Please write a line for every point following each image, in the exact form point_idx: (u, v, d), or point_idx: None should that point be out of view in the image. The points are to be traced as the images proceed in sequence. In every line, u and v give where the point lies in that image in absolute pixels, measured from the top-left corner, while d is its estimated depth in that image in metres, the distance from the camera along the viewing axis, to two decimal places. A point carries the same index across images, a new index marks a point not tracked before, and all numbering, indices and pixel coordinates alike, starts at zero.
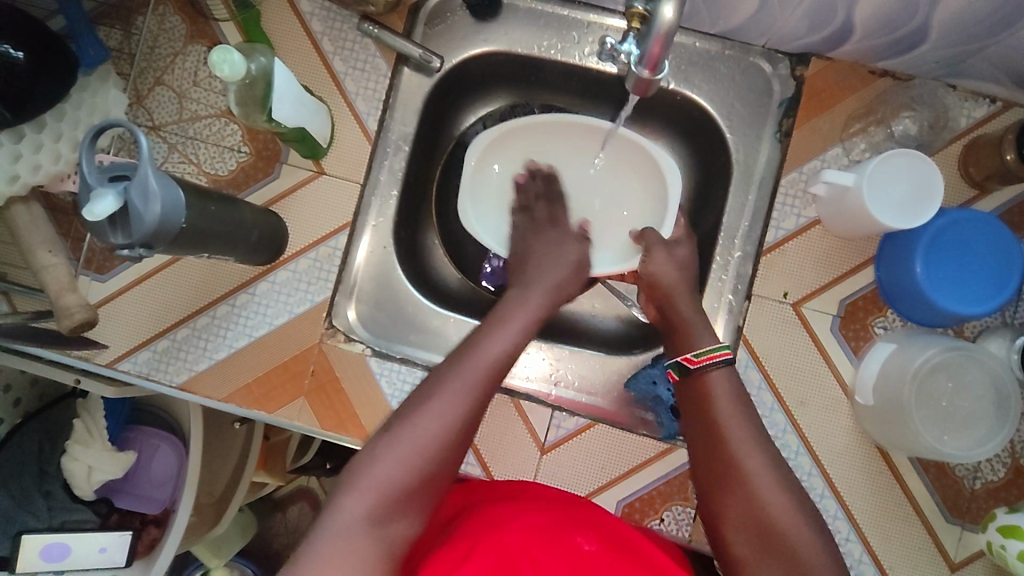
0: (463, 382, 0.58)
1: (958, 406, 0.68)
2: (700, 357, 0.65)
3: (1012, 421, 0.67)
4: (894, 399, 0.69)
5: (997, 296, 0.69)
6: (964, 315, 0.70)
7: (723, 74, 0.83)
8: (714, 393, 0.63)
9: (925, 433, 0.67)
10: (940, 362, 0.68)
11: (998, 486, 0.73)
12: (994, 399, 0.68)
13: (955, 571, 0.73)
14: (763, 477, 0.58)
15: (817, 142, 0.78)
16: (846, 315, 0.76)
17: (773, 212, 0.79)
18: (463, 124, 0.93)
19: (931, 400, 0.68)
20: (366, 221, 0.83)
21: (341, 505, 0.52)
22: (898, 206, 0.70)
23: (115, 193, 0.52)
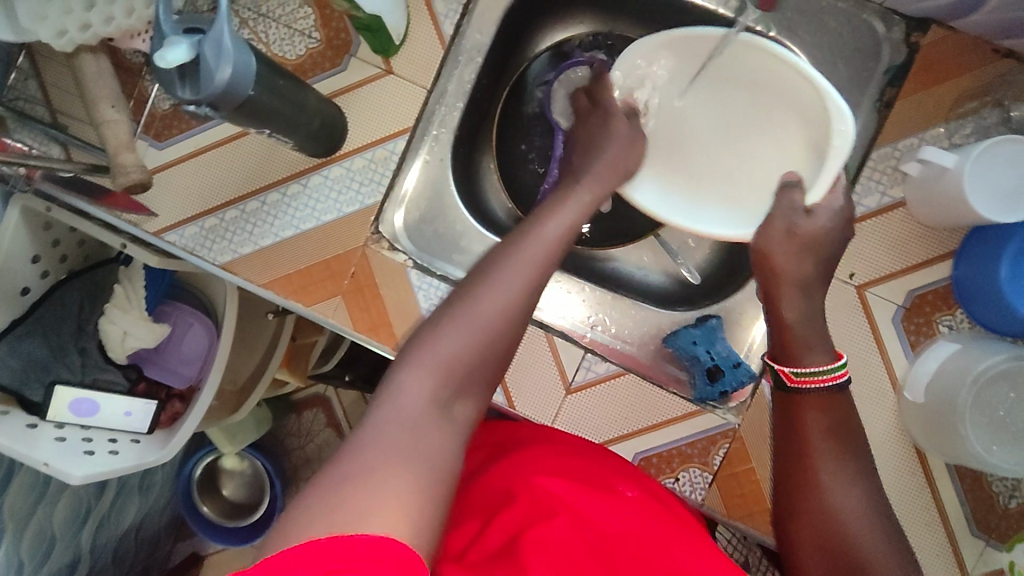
0: (522, 263, 0.56)
1: (1015, 419, 0.64)
2: (800, 376, 0.60)
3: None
4: (948, 400, 0.66)
5: None
6: None
7: (830, 29, 0.76)
8: (807, 414, 0.60)
9: (974, 442, 0.64)
10: (1008, 370, 0.64)
11: None
12: None
13: None
14: (844, 494, 0.55)
15: (918, 119, 0.72)
16: (911, 308, 0.72)
17: (856, 186, 0.74)
18: (541, 46, 0.89)
19: (986, 407, 0.64)
20: (427, 130, 0.80)
21: (402, 382, 0.49)
22: (1000, 196, 0.64)
23: (188, 44, 0.49)
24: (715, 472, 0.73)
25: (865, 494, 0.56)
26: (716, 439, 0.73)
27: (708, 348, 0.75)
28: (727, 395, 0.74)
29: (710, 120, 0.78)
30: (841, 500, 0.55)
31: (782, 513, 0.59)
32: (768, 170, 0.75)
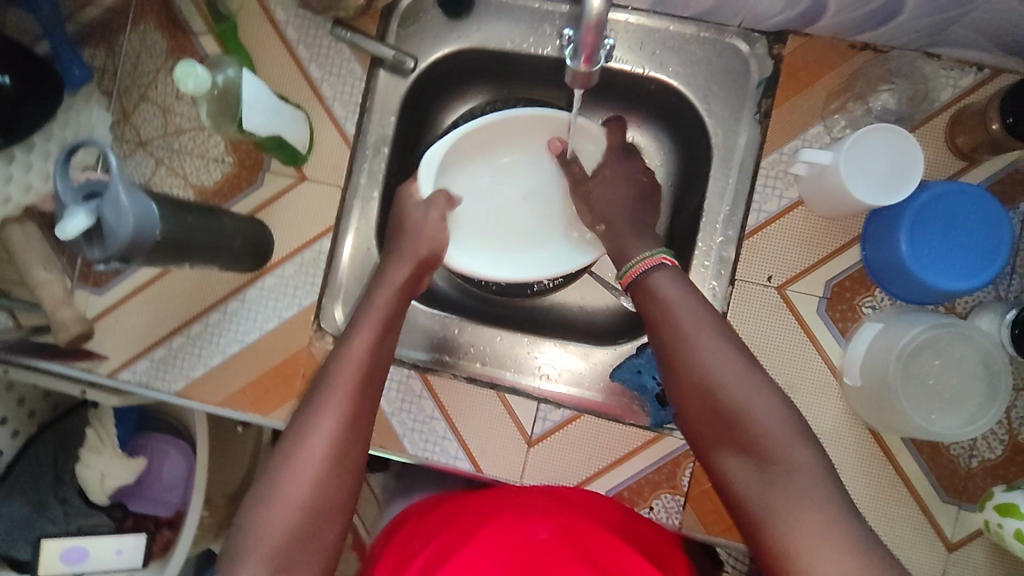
0: (333, 402, 0.60)
1: (945, 384, 0.67)
2: (627, 274, 0.70)
3: (1002, 398, 0.66)
4: (880, 378, 0.68)
5: (983, 271, 0.67)
6: (952, 291, 0.68)
7: (699, 57, 0.81)
8: (659, 290, 0.65)
9: (912, 414, 0.66)
10: (928, 339, 0.66)
11: (996, 464, 0.72)
12: (983, 376, 0.66)
13: (952, 552, 0.71)
14: (711, 346, 0.59)
15: (797, 121, 0.76)
16: (833, 297, 0.75)
17: (755, 194, 0.77)
18: (445, 122, 0.94)
19: (916, 378, 0.66)
20: (349, 224, 0.84)
21: (243, 560, 0.52)
22: (877, 181, 0.68)
23: (87, 210, 0.54)
24: (685, 493, 0.75)
25: (727, 343, 0.59)
26: (679, 460, 0.75)
27: (652, 373, 0.79)
28: None
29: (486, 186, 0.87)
30: (708, 352, 0.58)
31: (665, 375, 0.61)
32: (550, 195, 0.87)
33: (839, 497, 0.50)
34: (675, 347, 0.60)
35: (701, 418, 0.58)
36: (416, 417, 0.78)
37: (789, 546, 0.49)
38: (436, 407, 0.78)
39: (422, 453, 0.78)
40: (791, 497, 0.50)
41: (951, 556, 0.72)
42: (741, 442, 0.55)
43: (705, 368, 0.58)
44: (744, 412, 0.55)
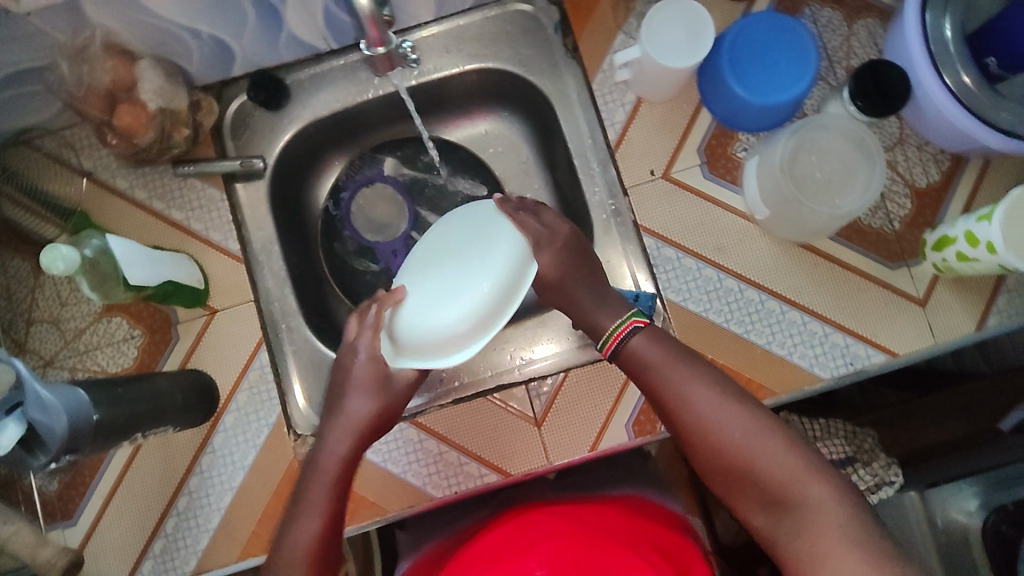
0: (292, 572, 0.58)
1: (829, 172, 0.73)
2: (611, 338, 0.67)
3: (877, 155, 0.72)
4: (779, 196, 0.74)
5: (805, 71, 0.75)
6: (793, 100, 0.75)
7: (497, 33, 0.88)
8: (650, 360, 0.65)
9: (818, 208, 0.72)
10: (796, 145, 0.74)
11: (913, 216, 0.78)
12: (853, 147, 0.73)
13: (926, 305, 0.77)
14: (724, 419, 0.62)
15: (601, 39, 0.84)
16: (709, 159, 0.81)
17: (602, 114, 0.84)
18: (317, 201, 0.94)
19: (805, 180, 0.73)
20: (277, 329, 0.83)
21: None
22: (683, 47, 0.74)
23: (15, 420, 0.54)
24: None
25: (738, 408, 0.63)
26: None
27: None
28: None
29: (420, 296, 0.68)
30: (723, 422, 0.62)
31: (685, 446, 0.65)
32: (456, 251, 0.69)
33: (849, 513, 0.58)
34: (681, 412, 0.63)
35: (728, 481, 0.63)
36: (426, 460, 0.77)
37: (800, 559, 0.58)
38: (440, 441, 0.78)
39: (449, 489, 0.77)
40: (818, 531, 0.58)
41: (927, 309, 0.77)
42: (761, 487, 0.61)
43: (726, 443, 0.62)
44: (768, 469, 0.61)
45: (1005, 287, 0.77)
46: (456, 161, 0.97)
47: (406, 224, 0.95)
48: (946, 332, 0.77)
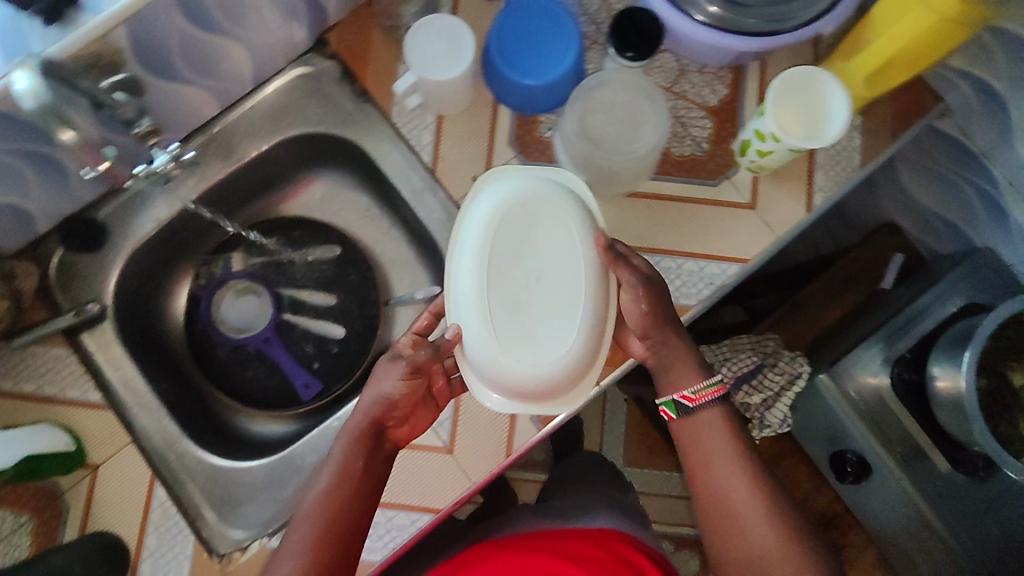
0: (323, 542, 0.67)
1: (621, 124, 0.77)
2: (698, 395, 0.73)
3: (657, 93, 0.76)
4: (585, 160, 0.77)
5: (569, 40, 0.78)
6: (570, 69, 0.78)
7: (289, 103, 0.87)
8: (700, 436, 0.72)
9: (619, 158, 0.75)
10: (582, 110, 0.77)
11: (716, 133, 0.84)
12: (632, 94, 0.77)
13: (757, 207, 0.82)
14: (749, 505, 0.69)
15: (383, 75, 0.84)
16: (522, 148, 0.84)
17: (411, 142, 0.85)
18: (175, 321, 0.92)
19: (601, 139, 0.76)
20: (169, 461, 0.80)
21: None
22: (446, 59, 0.76)
23: None
24: None
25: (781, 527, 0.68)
26: None
27: None
28: None
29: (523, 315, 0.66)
30: (743, 505, 0.69)
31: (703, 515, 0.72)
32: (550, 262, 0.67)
33: None
34: (706, 483, 0.72)
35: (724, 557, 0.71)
36: None
37: None
38: None
39: (388, 547, 0.76)
40: None
41: (759, 210, 0.82)
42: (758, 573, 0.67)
43: (738, 523, 0.69)
44: (760, 554, 0.68)
45: (819, 165, 0.82)
46: (302, 235, 0.96)
47: (271, 308, 0.93)
48: (783, 222, 0.82)
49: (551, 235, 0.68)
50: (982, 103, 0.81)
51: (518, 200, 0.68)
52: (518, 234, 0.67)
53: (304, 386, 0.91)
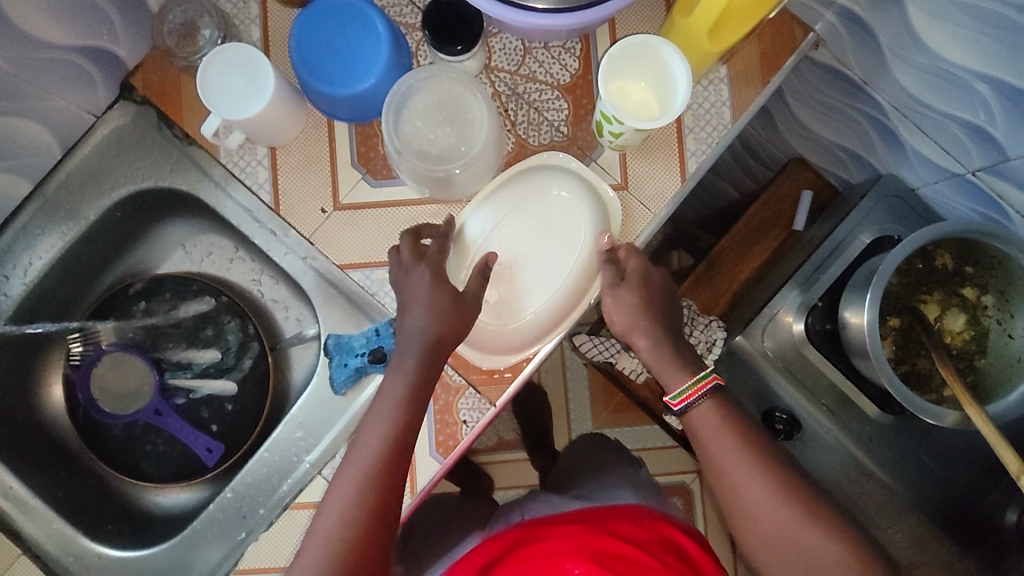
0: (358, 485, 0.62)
1: (442, 127, 0.69)
2: (692, 390, 0.70)
3: (473, 85, 0.69)
4: (416, 174, 0.69)
5: (377, 31, 0.71)
6: (390, 62, 0.71)
7: (111, 160, 0.80)
8: (707, 427, 0.69)
9: (452, 164, 0.68)
10: (397, 120, 0.68)
11: (573, 111, 0.77)
12: (445, 90, 0.69)
13: (629, 186, 0.76)
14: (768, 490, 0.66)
15: (200, 114, 0.77)
16: (368, 166, 0.76)
17: (247, 182, 0.78)
18: (51, 411, 0.85)
19: (426, 148, 0.68)
20: (66, 562, 0.79)
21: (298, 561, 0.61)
22: (245, 91, 0.69)
23: None
24: (472, 385, 0.74)
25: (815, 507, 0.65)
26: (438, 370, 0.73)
27: (352, 352, 0.74)
28: None
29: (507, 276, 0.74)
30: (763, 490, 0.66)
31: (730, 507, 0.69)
32: (555, 244, 0.74)
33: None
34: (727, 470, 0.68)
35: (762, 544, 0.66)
36: None
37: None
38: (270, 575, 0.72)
39: None
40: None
41: (633, 190, 0.76)
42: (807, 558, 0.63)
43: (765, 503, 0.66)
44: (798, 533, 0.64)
45: (687, 128, 0.75)
46: (171, 291, 0.88)
47: (153, 378, 0.87)
48: (658, 198, 0.75)
49: (567, 217, 0.74)
50: (849, 31, 0.74)
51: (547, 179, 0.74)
52: (539, 207, 0.74)
53: (206, 450, 0.86)
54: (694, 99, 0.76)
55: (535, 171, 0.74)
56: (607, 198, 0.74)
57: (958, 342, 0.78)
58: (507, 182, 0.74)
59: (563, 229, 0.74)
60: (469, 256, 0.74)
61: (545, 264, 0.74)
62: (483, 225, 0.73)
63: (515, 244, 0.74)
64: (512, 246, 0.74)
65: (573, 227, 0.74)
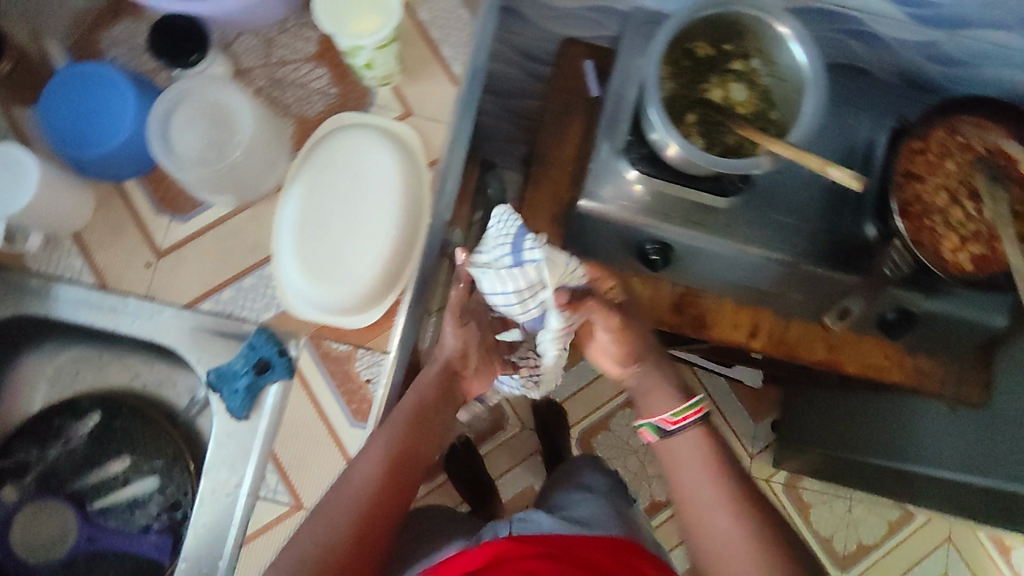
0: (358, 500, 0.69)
1: (211, 129, 0.71)
2: (677, 416, 0.80)
3: (219, 81, 0.71)
4: (208, 182, 0.71)
5: (118, 84, 0.73)
6: (145, 108, 0.74)
7: None
8: (684, 447, 0.79)
9: (234, 155, 0.70)
10: (165, 144, 0.70)
11: (332, 69, 0.79)
12: (197, 97, 0.71)
13: (411, 110, 0.79)
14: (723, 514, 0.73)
15: None
16: (169, 203, 0.76)
17: (66, 276, 0.76)
18: None
19: (205, 155, 0.71)
20: None
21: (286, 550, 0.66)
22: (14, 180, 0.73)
23: None
24: (360, 347, 0.74)
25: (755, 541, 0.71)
26: (322, 349, 0.74)
27: (237, 375, 0.75)
28: (281, 349, 0.74)
29: (336, 235, 0.74)
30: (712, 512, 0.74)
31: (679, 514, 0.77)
32: (370, 188, 0.75)
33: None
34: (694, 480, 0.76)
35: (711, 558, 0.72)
36: None
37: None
38: None
39: None
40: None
41: (417, 113, 0.79)
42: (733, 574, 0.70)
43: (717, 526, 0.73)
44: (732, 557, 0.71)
45: (438, 40, 0.80)
46: (53, 420, 0.85)
47: (75, 514, 0.83)
48: (442, 108, 0.79)
49: (368, 161, 0.75)
50: None
51: (338, 136, 0.76)
52: (339, 163, 0.75)
53: (155, 549, 0.83)
54: (433, 14, 0.80)
55: (329, 134, 0.77)
56: (404, 133, 0.78)
57: (748, 109, 0.87)
58: (305, 157, 0.76)
59: (370, 172, 0.75)
60: (292, 231, 0.74)
61: (367, 208, 0.75)
62: (295, 201, 0.74)
63: (331, 204, 0.74)
64: (330, 207, 0.74)
65: (379, 167, 0.75)
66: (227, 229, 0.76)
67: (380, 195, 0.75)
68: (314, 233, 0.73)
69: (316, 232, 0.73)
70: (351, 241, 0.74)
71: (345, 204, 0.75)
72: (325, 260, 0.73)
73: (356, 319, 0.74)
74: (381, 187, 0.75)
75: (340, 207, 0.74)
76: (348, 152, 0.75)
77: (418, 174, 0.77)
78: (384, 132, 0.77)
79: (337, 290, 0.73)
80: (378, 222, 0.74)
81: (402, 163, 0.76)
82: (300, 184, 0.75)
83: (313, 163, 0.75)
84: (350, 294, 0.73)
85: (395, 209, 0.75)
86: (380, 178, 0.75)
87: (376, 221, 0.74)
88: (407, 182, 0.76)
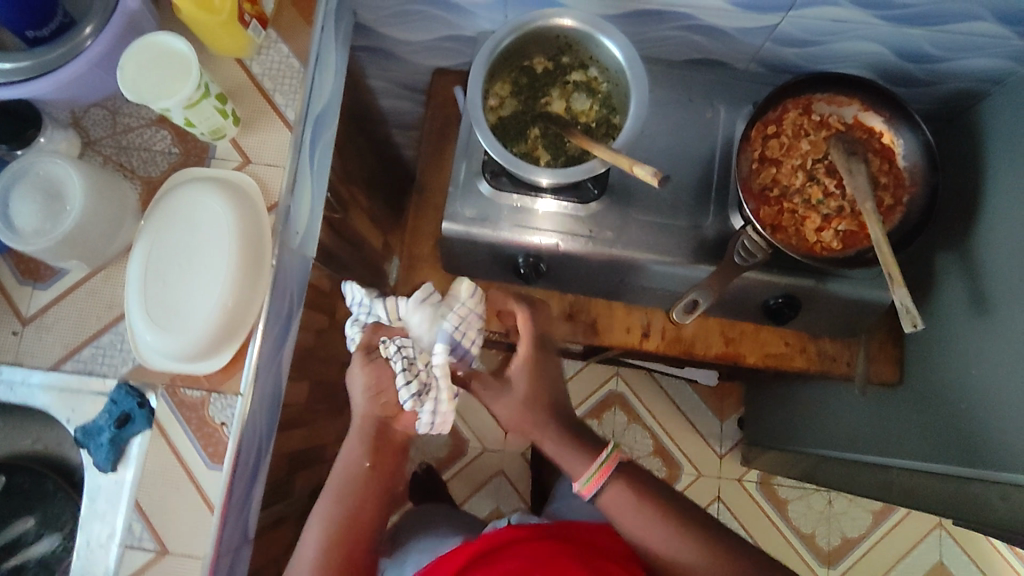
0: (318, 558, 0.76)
1: (47, 203, 0.75)
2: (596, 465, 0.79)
3: (50, 156, 0.76)
4: (48, 254, 0.75)
5: None
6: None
7: None
8: (621, 496, 0.79)
9: (63, 224, 0.74)
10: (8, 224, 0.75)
11: (174, 130, 0.83)
12: (34, 175, 0.76)
13: (250, 159, 0.82)
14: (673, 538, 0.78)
15: None
16: (29, 272, 0.80)
17: None
18: None
19: (42, 228, 0.75)
20: None
21: None
22: None
23: None
24: (214, 391, 0.78)
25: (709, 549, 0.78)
26: (178, 397, 0.78)
27: (100, 429, 0.78)
28: (140, 399, 0.78)
29: (178, 288, 0.77)
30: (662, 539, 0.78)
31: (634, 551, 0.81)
32: (209, 239, 0.78)
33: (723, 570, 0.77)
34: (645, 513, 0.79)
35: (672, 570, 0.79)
36: None
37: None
38: None
39: None
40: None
41: (256, 161, 0.82)
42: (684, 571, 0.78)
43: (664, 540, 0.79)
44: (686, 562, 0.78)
45: (270, 90, 0.83)
46: None
47: None
48: (279, 154, 0.82)
49: (205, 214, 0.78)
50: None
51: (177, 193, 0.79)
52: (179, 219, 0.79)
53: None
54: (264, 66, 0.84)
55: (169, 191, 0.80)
56: (241, 182, 0.81)
57: (592, 116, 0.88)
58: (148, 216, 0.79)
59: (207, 224, 0.78)
60: (136, 289, 0.77)
61: (207, 259, 0.78)
62: (137, 259, 0.78)
63: (173, 259, 0.78)
64: (173, 262, 0.78)
65: (213, 218, 0.78)
66: (84, 293, 0.80)
67: (218, 245, 0.78)
68: (157, 289, 0.77)
69: (159, 288, 0.77)
70: (193, 292, 0.77)
71: (187, 258, 0.78)
72: (167, 313, 0.76)
73: (205, 364, 0.77)
74: (217, 236, 0.78)
75: (183, 261, 0.78)
76: (186, 207, 0.79)
77: (256, 218, 0.80)
78: (220, 182, 0.80)
79: (178, 340, 0.75)
80: (217, 271, 0.77)
81: (236, 210, 0.79)
82: (144, 242, 0.78)
83: (154, 222, 0.79)
84: (193, 343, 0.76)
85: (232, 256, 0.77)
86: (216, 228, 0.78)
87: (215, 270, 0.77)
88: (241, 228, 0.78)
